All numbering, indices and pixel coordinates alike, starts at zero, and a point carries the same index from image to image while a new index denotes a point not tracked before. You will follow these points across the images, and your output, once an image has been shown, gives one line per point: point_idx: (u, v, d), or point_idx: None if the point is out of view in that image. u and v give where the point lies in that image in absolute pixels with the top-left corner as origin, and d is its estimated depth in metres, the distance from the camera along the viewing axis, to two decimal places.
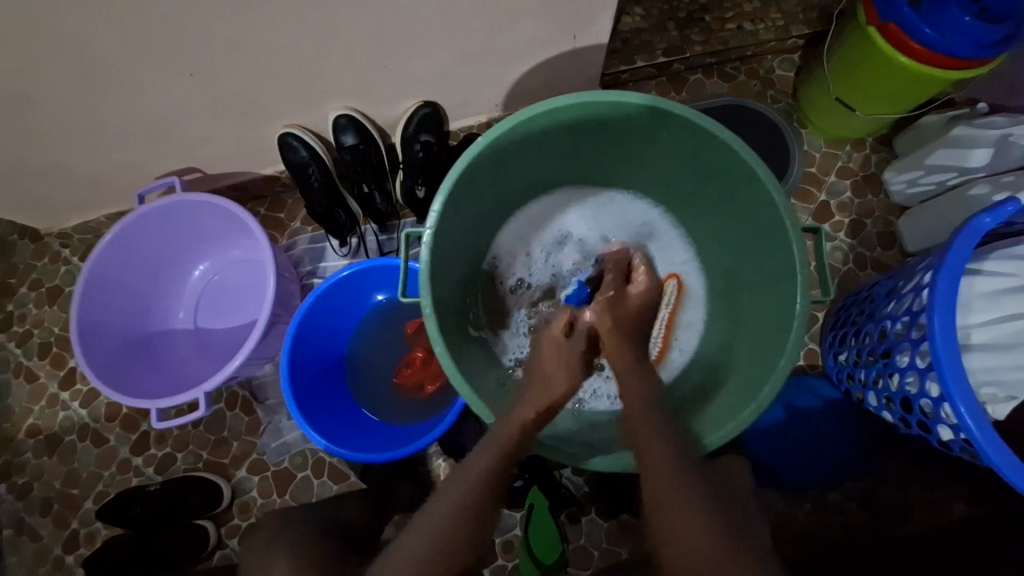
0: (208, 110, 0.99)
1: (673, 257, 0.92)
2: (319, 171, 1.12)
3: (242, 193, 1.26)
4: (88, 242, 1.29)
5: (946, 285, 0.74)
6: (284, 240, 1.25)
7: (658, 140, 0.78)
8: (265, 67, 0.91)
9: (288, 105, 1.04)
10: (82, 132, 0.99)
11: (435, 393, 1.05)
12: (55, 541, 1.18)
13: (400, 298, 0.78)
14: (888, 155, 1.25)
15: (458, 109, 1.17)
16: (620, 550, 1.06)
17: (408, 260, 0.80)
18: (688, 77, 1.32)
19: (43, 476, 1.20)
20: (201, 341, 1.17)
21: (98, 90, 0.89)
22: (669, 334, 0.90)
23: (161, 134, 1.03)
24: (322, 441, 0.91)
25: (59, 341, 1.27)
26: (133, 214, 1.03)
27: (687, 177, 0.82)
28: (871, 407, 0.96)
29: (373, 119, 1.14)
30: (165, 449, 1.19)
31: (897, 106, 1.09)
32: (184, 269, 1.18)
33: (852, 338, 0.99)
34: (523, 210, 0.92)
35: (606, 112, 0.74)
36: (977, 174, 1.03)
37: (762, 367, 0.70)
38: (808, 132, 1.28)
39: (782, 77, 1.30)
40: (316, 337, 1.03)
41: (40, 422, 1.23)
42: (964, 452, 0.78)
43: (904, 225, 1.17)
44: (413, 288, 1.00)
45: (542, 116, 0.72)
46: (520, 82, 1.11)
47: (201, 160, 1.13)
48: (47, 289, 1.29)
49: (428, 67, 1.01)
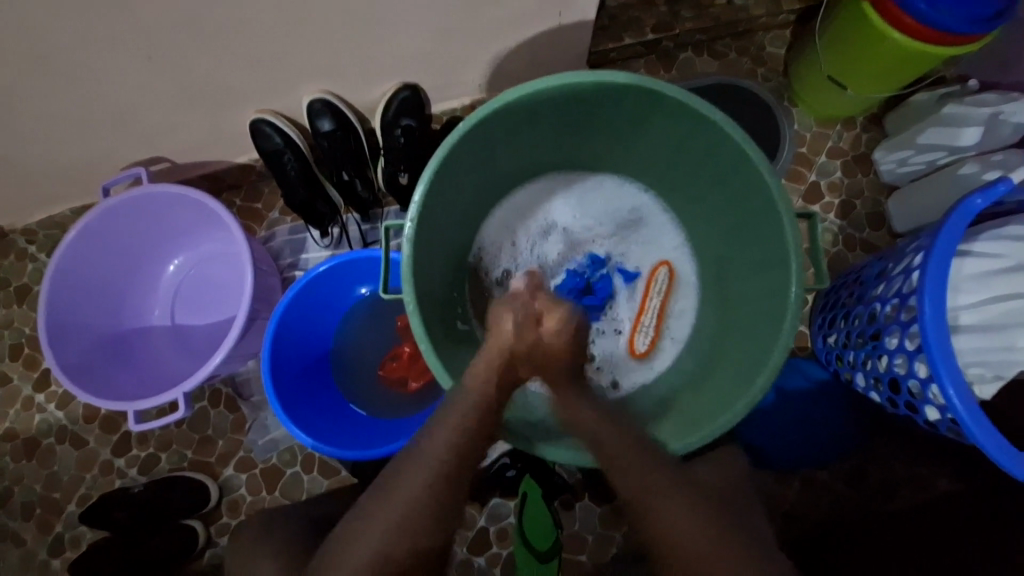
0: (173, 96, 0.93)
1: (663, 243, 0.90)
2: (295, 158, 1.07)
3: (216, 183, 1.21)
4: (54, 237, 1.23)
5: (936, 267, 0.73)
6: (262, 231, 1.20)
7: (647, 122, 0.75)
8: (231, 49, 0.86)
9: (259, 89, 0.98)
10: (36, 122, 0.92)
11: (420, 390, 1.04)
12: (40, 546, 1.15)
13: (382, 294, 0.75)
14: (878, 134, 1.23)
15: (439, 91, 1.12)
16: (614, 534, 1.07)
17: (390, 252, 0.77)
18: (678, 55, 1.28)
19: (23, 481, 1.17)
20: (179, 338, 1.13)
21: (49, 74, 0.83)
22: (660, 324, 0.88)
23: (124, 121, 0.97)
24: (308, 439, 0.89)
25: (30, 342, 1.22)
26: (98, 208, 0.98)
27: (677, 160, 0.79)
28: (859, 388, 0.96)
29: (350, 102, 1.09)
30: (148, 450, 1.16)
31: (890, 84, 1.07)
32: (157, 264, 1.13)
33: (841, 320, 0.99)
34: (508, 199, 0.89)
35: (593, 93, 0.70)
36: (967, 153, 1.02)
37: (755, 357, 0.69)
38: (799, 111, 1.25)
39: (773, 54, 1.27)
40: (298, 332, 1.00)
41: (16, 425, 1.19)
42: (949, 431, 0.78)
43: (893, 206, 1.16)
44: (396, 280, 0.96)
45: (525, 98, 0.68)
46: (504, 62, 1.06)
47: (170, 148, 1.07)
48: (15, 289, 1.23)
49: (407, 46, 0.96)
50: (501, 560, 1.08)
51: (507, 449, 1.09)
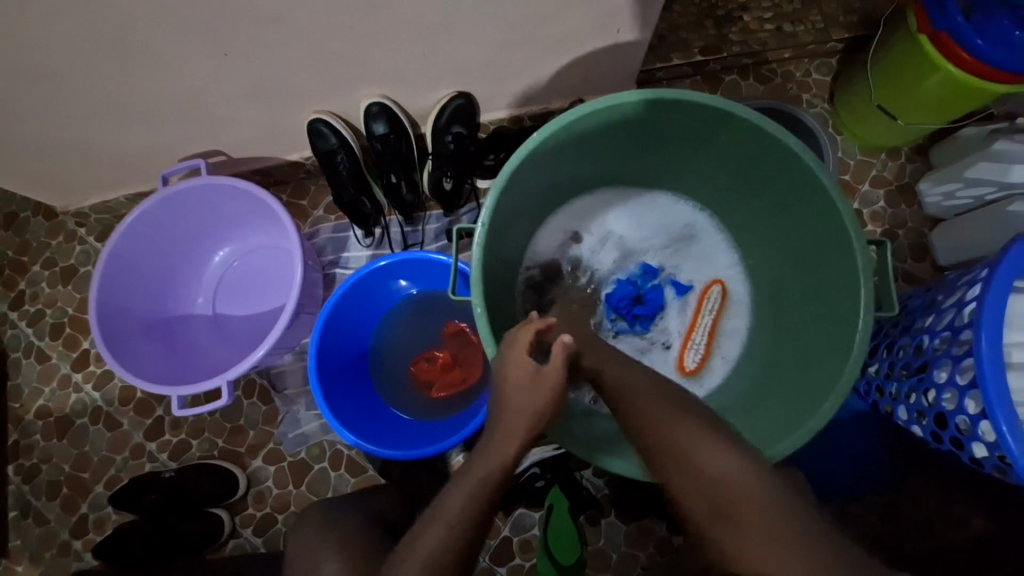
0: (238, 91, 0.96)
1: (716, 262, 0.90)
2: (347, 158, 1.09)
3: (264, 178, 1.23)
4: (105, 222, 1.26)
5: (994, 300, 0.73)
6: (306, 228, 1.22)
7: (714, 142, 0.76)
8: (300, 51, 0.89)
9: (319, 90, 1.01)
10: (105, 110, 0.96)
11: (447, 398, 1.04)
12: (63, 526, 1.16)
13: (452, 297, 0.76)
14: (923, 167, 1.23)
15: (488, 101, 1.14)
16: (639, 555, 1.06)
17: (458, 261, 0.76)
18: (723, 78, 1.29)
19: (53, 459, 1.19)
20: (220, 328, 1.15)
21: (126, 65, 0.86)
22: (711, 341, 0.88)
23: (189, 113, 1.00)
24: (352, 437, 0.90)
25: (72, 322, 1.24)
26: (157, 196, 1.01)
27: (740, 182, 0.80)
28: (900, 421, 0.94)
29: (404, 106, 1.11)
30: (180, 436, 1.17)
31: (940, 117, 1.07)
32: (204, 254, 1.15)
33: (884, 351, 0.98)
34: (565, 208, 0.91)
35: (663, 110, 0.71)
36: (1017, 189, 1.01)
37: (822, 381, 0.69)
38: (843, 139, 1.25)
39: (819, 80, 1.27)
40: (344, 328, 1.01)
41: (51, 403, 1.21)
42: (995, 470, 0.78)
43: (938, 239, 1.16)
44: (461, 288, 0.96)
45: (600, 112, 0.70)
46: (557, 76, 1.08)
47: (226, 142, 1.10)
48: (61, 269, 1.26)
49: (466, 57, 0.98)
50: (524, 572, 1.07)
51: (537, 460, 1.06)
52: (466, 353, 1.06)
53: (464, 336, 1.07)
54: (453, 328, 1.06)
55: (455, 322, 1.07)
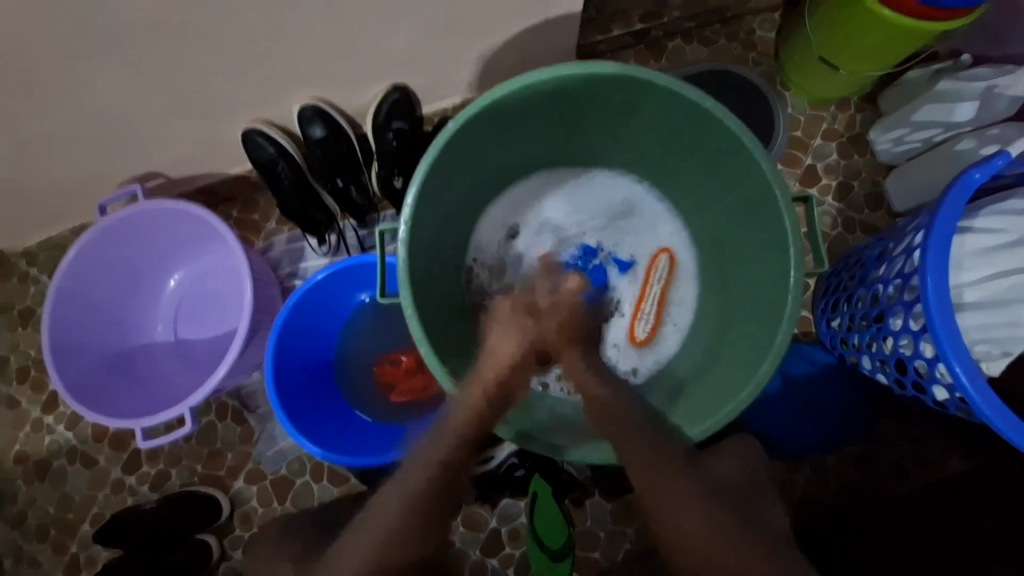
0: (162, 109, 0.93)
1: (660, 232, 0.91)
2: (289, 167, 1.07)
3: (211, 197, 1.21)
4: (55, 259, 1.23)
5: (936, 245, 0.73)
6: (260, 242, 1.20)
7: (639, 114, 0.77)
8: (217, 61, 0.86)
9: (247, 100, 0.98)
10: (28, 144, 0.93)
11: (408, 403, 1.05)
12: (56, 567, 1.16)
13: (380, 298, 0.78)
14: (873, 114, 1.22)
15: (427, 92, 1.11)
16: (626, 530, 1.07)
17: (385, 257, 0.78)
18: (667, 44, 1.26)
19: (36, 503, 1.18)
20: (184, 353, 1.13)
21: (39, 92, 0.83)
22: (661, 311, 0.90)
23: (117, 138, 0.97)
24: (318, 449, 0.90)
25: (37, 364, 1.22)
26: (95, 229, 0.99)
27: (672, 150, 0.80)
28: (866, 371, 0.95)
29: (340, 108, 1.09)
30: (158, 466, 1.16)
31: (882, 63, 1.05)
32: (158, 281, 1.13)
33: (844, 304, 0.98)
34: (505, 195, 0.91)
35: (578, 86, 0.72)
36: (963, 128, 1.01)
37: (759, 343, 0.71)
38: (791, 94, 1.24)
39: (763, 38, 1.25)
40: (300, 340, 1.01)
41: (26, 448, 1.19)
42: (958, 410, 0.78)
43: (891, 186, 1.15)
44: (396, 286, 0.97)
45: (517, 93, 0.70)
46: (493, 59, 1.05)
47: (163, 163, 1.07)
48: (18, 312, 1.23)
49: (393, 48, 0.95)
50: (515, 560, 1.08)
51: (514, 450, 1.07)
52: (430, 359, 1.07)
53: None
54: None
55: None
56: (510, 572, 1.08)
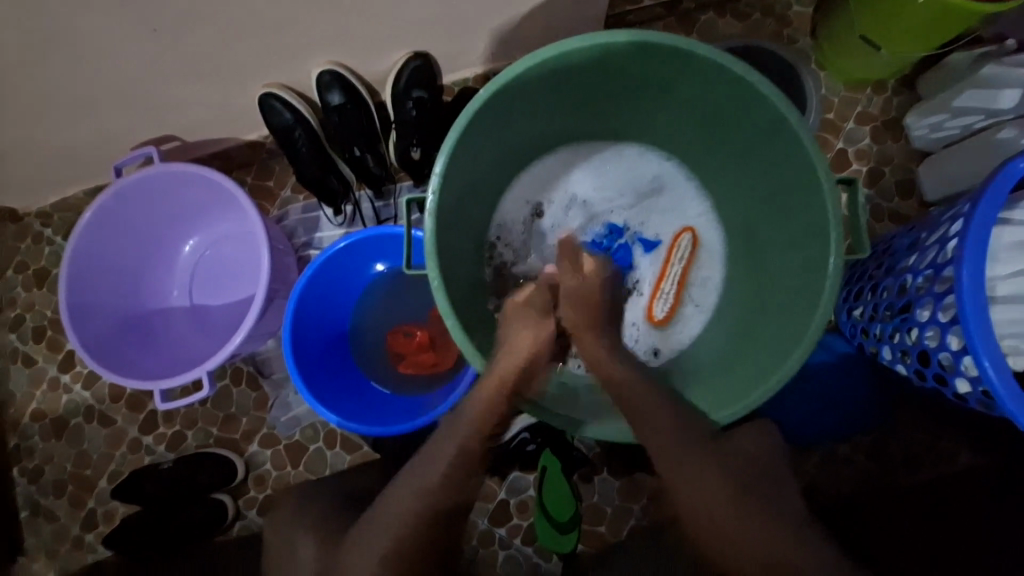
0: (179, 71, 0.90)
1: (686, 210, 0.89)
2: (306, 135, 1.05)
3: (227, 161, 1.19)
4: (70, 220, 1.23)
5: (975, 235, 0.71)
6: (275, 210, 1.19)
7: (677, 86, 0.74)
8: (237, 22, 0.82)
9: (266, 62, 0.95)
10: (43, 101, 0.91)
11: (410, 375, 1.05)
12: (73, 522, 1.19)
13: (408, 270, 0.77)
14: (911, 99, 1.17)
15: (449, 60, 1.07)
16: (633, 507, 1.09)
17: (412, 228, 0.77)
18: (699, 17, 1.20)
19: (53, 459, 1.20)
20: (199, 318, 1.14)
21: (55, 49, 0.80)
22: (682, 290, 0.88)
23: (134, 98, 0.95)
24: (335, 417, 0.90)
25: (53, 324, 1.23)
26: (111, 190, 0.98)
27: (708, 126, 0.78)
28: (886, 362, 0.93)
29: (359, 74, 1.05)
30: (174, 428, 1.18)
31: (926, 45, 1.00)
32: (173, 245, 1.13)
33: (868, 293, 0.96)
34: (529, 169, 0.89)
35: (617, 55, 0.69)
36: (1006, 117, 0.96)
37: (792, 330, 0.69)
38: (826, 75, 1.19)
39: (800, 13, 1.19)
40: (318, 309, 1.00)
41: (44, 406, 1.21)
42: (979, 404, 0.77)
43: (924, 174, 1.12)
44: (417, 259, 0.96)
45: (553, 60, 0.67)
46: (519, 27, 1.01)
47: (178, 126, 1.04)
48: (34, 271, 1.24)
49: (417, 13, 0.91)
50: (522, 531, 1.10)
51: (527, 424, 1.08)
52: (445, 339, 1.06)
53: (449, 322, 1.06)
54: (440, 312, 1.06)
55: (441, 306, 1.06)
56: (517, 542, 1.10)
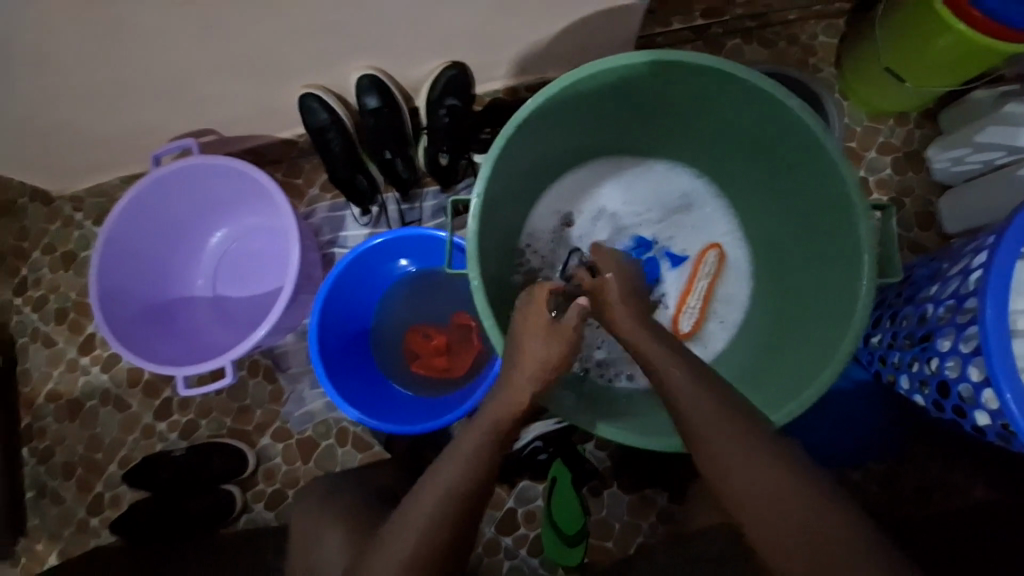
0: (225, 67, 0.94)
1: (713, 228, 0.91)
2: (339, 135, 1.08)
3: (258, 158, 1.22)
4: (101, 206, 1.25)
5: (999, 267, 0.71)
6: (302, 207, 1.21)
7: (712, 107, 0.76)
8: (288, 24, 0.86)
9: (309, 63, 0.98)
10: (92, 90, 0.94)
11: (421, 376, 1.07)
12: (79, 505, 1.19)
13: (448, 270, 0.80)
14: (932, 132, 1.19)
15: (483, 71, 1.10)
16: (641, 523, 1.08)
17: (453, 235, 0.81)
18: (726, 42, 1.23)
19: (65, 440, 1.21)
20: (220, 308, 1.15)
21: (112, 41, 0.84)
22: (706, 306, 0.90)
23: (179, 91, 0.98)
24: (356, 412, 0.92)
25: (75, 307, 1.25)
26: (148, 178, 1.00)
27: (739, 146, 0.80)
28: (903, 390, 0.94)
29: (395, 80, 1.09)
30: (188, 416, 1.19)
31: (951, 79, 1.02)
32: (201, 235, 1.15)
33: (887, 321, 0.97)
34: (561, 180, 0.91)
35: (657, 73, 0.71)
36: None
37: (822, 348, 0.70)
38: (849, 104, 1.21)
39: (825, 43, 1.22)
40: (342, 304, 1.02)
41: (60, 387, 1.23)
42: (998, 437, 0.77)
43: (945, 206, 1.13)
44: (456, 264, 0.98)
45: (596, 76, 0.69)
46: (553, 43, 1.04)
47: (216, 121, 1.08)
48: (61, 254, 1.26)
49: (458, 24, 0.94)
50: (529, 542, 1.10)
51: (540, 433, 1.07)
52: (461, 347, 1.06)
53: (469, 331, 1.07)
54: (462, 321, 1.07)
55: (465, 315, 1.07)
56: (523, 552, 1.09)
